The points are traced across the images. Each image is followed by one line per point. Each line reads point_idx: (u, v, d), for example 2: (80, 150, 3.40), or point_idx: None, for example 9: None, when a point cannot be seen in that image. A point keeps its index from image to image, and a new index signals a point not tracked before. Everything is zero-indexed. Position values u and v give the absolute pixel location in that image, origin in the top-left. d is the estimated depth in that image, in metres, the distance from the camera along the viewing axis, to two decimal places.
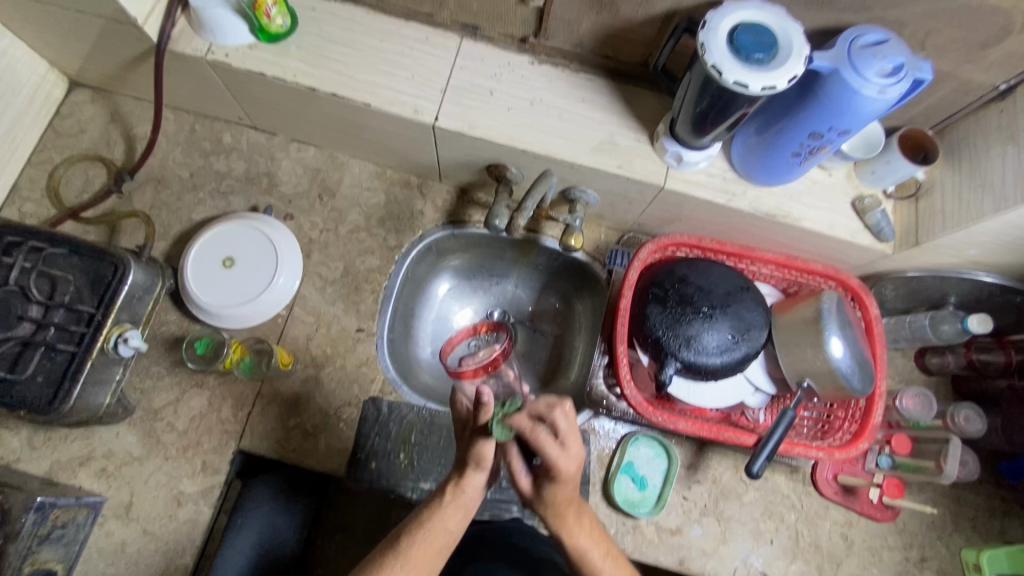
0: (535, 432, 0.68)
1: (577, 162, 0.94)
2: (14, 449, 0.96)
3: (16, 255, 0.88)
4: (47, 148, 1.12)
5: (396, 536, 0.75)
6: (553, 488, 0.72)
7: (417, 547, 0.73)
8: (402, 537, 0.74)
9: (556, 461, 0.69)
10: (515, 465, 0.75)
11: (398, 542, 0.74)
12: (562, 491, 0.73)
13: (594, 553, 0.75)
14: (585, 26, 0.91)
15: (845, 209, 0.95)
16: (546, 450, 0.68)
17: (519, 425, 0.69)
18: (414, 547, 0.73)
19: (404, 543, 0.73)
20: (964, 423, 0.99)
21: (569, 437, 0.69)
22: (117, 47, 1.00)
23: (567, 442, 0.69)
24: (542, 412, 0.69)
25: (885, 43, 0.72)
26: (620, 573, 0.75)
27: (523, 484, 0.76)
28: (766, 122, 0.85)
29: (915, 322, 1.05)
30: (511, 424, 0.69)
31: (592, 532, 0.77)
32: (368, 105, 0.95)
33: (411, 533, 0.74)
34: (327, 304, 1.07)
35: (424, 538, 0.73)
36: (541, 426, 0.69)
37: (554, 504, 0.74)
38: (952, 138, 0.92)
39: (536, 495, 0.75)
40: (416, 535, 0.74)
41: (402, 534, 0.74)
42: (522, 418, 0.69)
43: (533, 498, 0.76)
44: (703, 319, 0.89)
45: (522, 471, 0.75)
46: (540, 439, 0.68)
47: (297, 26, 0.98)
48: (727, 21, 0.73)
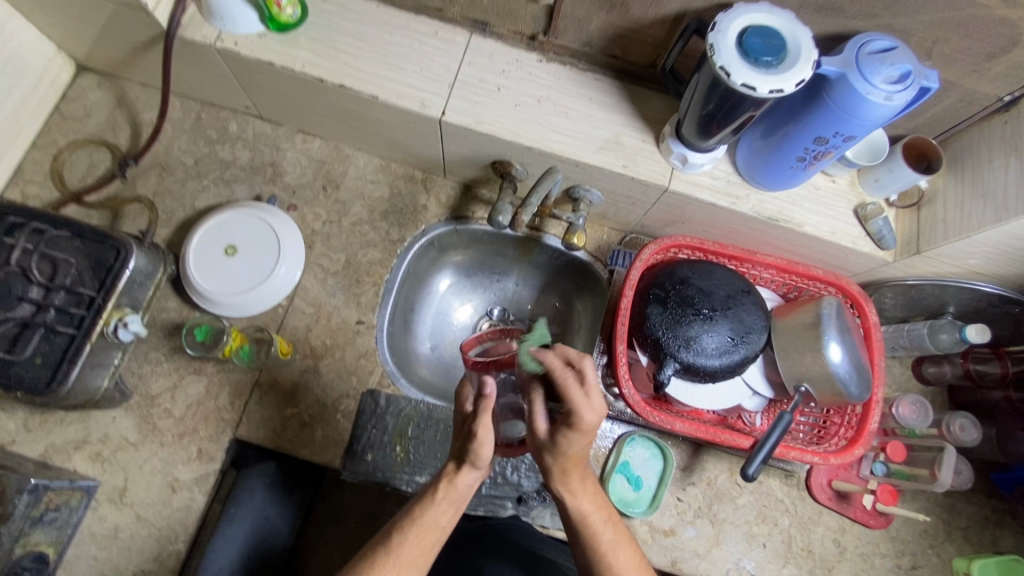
0: (562, 373, 0.71)
1: (582, 161, 0.94)
2: (9, 430, 0.96)
3: (18, 235, 0.88)
4: (53, 131, 1.12)
5: (387, 532, 0.75)
6: (572, 438, 0.71)
7: (408, 543, 0.73)
8: (394, 533, 0.74)
9: (578, 406, 0.69)
10: (534, 407, 0.75)
11: (389, 537, 0.74)
12: (578, 443, 0.72)
13: (593, 516, 0.76)
14: (594, 25, 0.92)
15: (847, 215, 0.96)
16: (569, 393, 0.69)
17: (550, 362, 0.72)
18: (406, 543, 0.73)
19: (397, 537, 0.73)
20: (960, 432, 0.99)
21: (595, 389, 0.70)
22: (126, 32, 1.00)
23: (591, 392, 0.70)
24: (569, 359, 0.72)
25: (893, 50, 0.72)
26: (619, 537, 0.76)
27: (542, 429, 0.74)
28: (772, 126, 0.86)
29: (914, 330, 1.05)
30: (538, 358, 0.73)
31: (593, 496, 0.77)
32: (376, 97, 0.95)
33: (404, 527, 0.74)
34: (328, 295, 1.07)
35: (417, 532, 0.73)
36: (568, 371, 0.71)
37: (564, 457, 0.74)
38: (957, 148, 0.92)
39: (549, 442, 0.74)
40: (407, 530, 0.73)
41: (394, 530, 0.74)
42: (553, 358, 0.72)
43: (546, 447, 0.75)
44: (703, 321, 0.89)
45: (542, 415, 0.74)
46: (563, 379, 0.70)
47: (307, 16, 0.98)
48: (737, 24, 0.74)
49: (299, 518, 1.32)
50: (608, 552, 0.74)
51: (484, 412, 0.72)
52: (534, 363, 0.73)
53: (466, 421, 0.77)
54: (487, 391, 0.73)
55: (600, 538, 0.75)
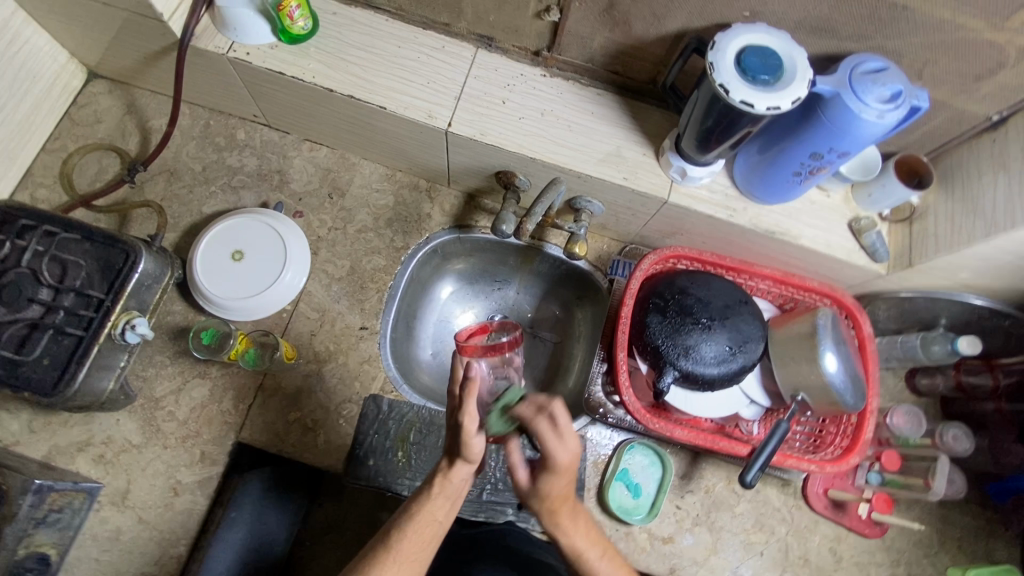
0: (533, 421, 0.70)
1: (585, 172, 0.97)
2: (13, 432, 0.96)
3: (30, 238, 0.90)
4: (63, 136, 1.14)
5: (386, 529, 0.75)
6: (550, 481, 0.71)
7: (407, 541, 0.73)
8: (392, 531, 0.74)
9: (552, 449, 0.69)
10: (512, 459, 0.74)
11: (389, 534, 0.74)
12: (559, 485, 0.72)
13: (588, 551, 0.75)
14: (598, 42, 0.95)
15: (842, 229, 0.98)
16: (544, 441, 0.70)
17: (523, 413, 0.71)
18: (405, 540, 0.73)
19: (395, 537, 0.74)
20: (953, 442, 1.01)
21: (567, 428, 0.70)
22: (140, 41, 1.02)
23: (564, 433, 0.70)
24: (540, 404, 0.72)
25: (885, 71, 0.75)
26: (617, 569, 0.75)
27: (522, 478, 0.74)
28: (769, 141, 0.88)
29: (906, 342, 1.08)
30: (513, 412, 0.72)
31: (586, 530, 0.76)
32: (384, 108, 0.97)
33: (402, 526, 0.74)
34: (332, 301, 1.09)
35: (415, 531, 0.74)
36: (541, 416, 0.71)
37: (550, 499, 0.73)
38: (947, 164, 0.95)
39: (533, 489, 0.73)
40: (405, 528, 0.74)
41: (393, 528, 0.75)
42: (524, 407, 0.72)
43: (530, 495, 0.74)
44: (701, 330, 0.91)
45: (521, 466, 0.74)
46: (538, 427, 0.70)
47: (318, 29, 1.01)
48: (735, 43, 0.77)
49: (297, 524, 1.32)
50: None
51: (471, 407, 0.70)
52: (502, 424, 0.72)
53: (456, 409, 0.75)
54: (472, 371, 0.75)
55: (597, 571, 0.74)
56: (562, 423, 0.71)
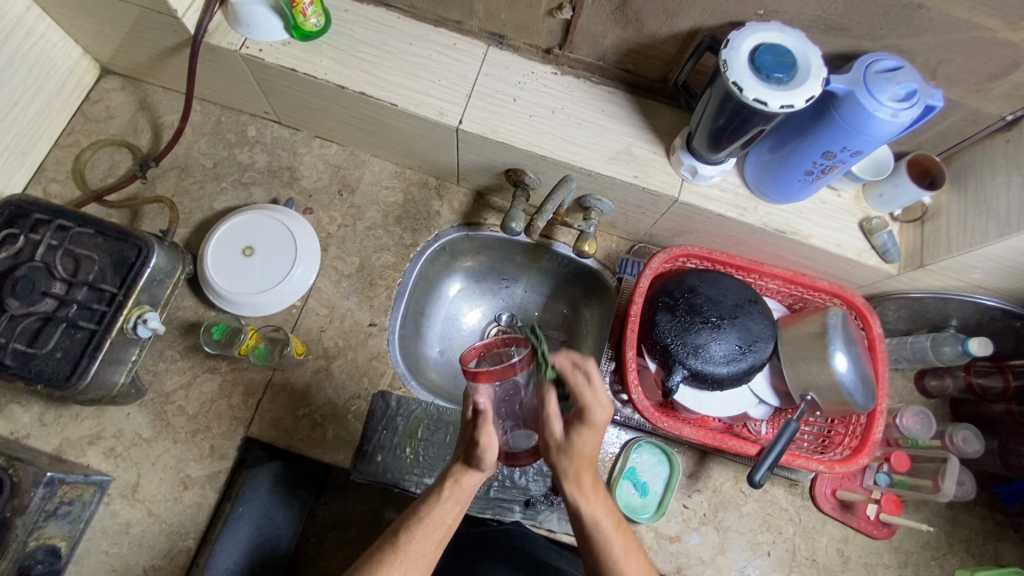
0: (572, 371, 0.72)
1: (595, 170, 0.97)
2: (24, 424, 0.97)
3: (44, 232, 0.91)
4: (76, 132, 1.15)
5: (394, 530, 0.75)
6: (586, 434, 0.71)
7: (414, 542, 0.74)
8: (400, 532, 0.75)
9: (591, 403, 0.70)
10: (550, 409, 0.73)
11: (397, 535, 0.74)
12: (594, 439, 0.72)
13: (606, 523, 0.74)
14: (609, 40, 0.95)
15: (852, 228, 0.98)
16: (584, 392, 0.71)
17: (560, 363, 0.72)
18: (412, 541, 0.74)
19: (403, 537, 0.74)
20: (963, 443, 1.00)
21: (602, 385, 0.72)
22: (153, 37, 1.03)
23: (602, 387, 0.72)
24: (577, 360, 0.73)
25: (900, 70, 0.75)
26: (629, 544, 0.74)
27: (557, 431, 0.72)
28: (781, 140, 0.88)
29: (917, 343, 1.07)
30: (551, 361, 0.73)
31: (606, 502, 0.75)
32: (395, 105, 0.98)
33: (411, 527, 0.74)
34: (341, 297, 1.09)
35: (423, 532, 0.74)
36: (578, 371, 0.72)
37: (580, 458, 0.72)
38: (960, 165, 0.95)
39: (565, 444, 0.72)
40: (414, 530, 0.74)
41: (400, 529, 0.75)
42: (563, 357, 0.73)
43: (561, 449, 0.72)
44: (711, 329, 0.91)
45: (557, 417, 0.72)
46: (575, 380, 0.72)
47: (330, 26, 1.01)
48: (749, 41, 0.77)
49: (303, 519, 1.33)
50: (617, 556, 0.73)
51: (485, 423, 0.71)
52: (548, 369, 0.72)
53: (468, 424, 0.75)
54: (482, 403, 0.70)
55: (613, 547, 0.73)
56: (597, 377, 0.72)
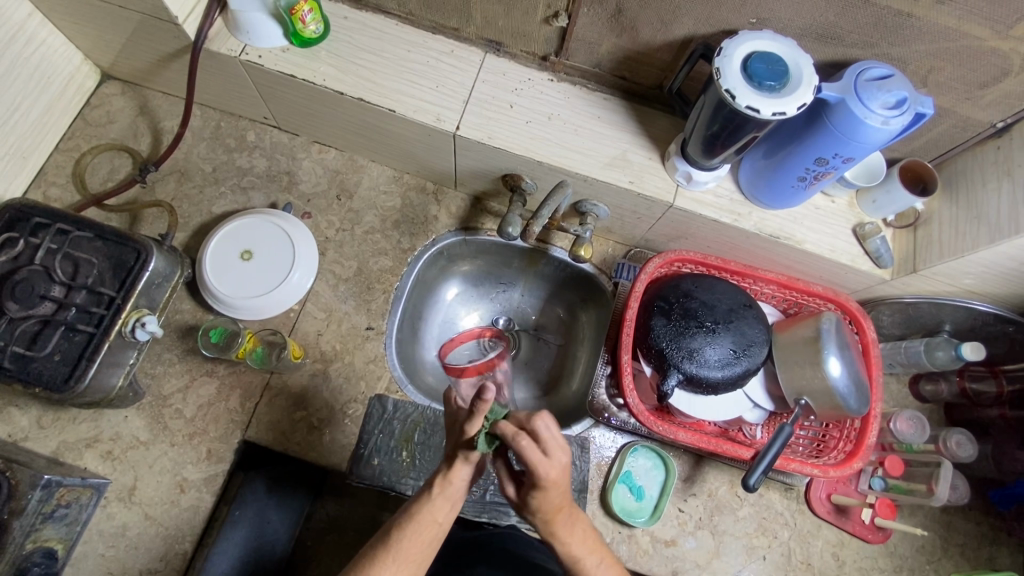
0: (513, 441, 0.66)
1: (590, 176, 0.98)
2: (22, 427, 0.97)
3: (44, 236, 0.91)
4: (76, 136, 1.16)
5: (387, 529, 0.75)
6: (540, 497, 0.69)
7: (407, 541, 0.73)
8: (393, 531, 0.74)
9: (536, 467, 0.65)
10: (501, 474, 0.73)
11: (389, 534, 0.74)
12: (549, 500, 0.69)
13: (586, 560, 0.73)
14: (605, 47, 0.96)
15: (846, 234, 0.99)
16: (527, 458, 0.65)
17: (502, 431, 0.67)
18: (404, 540, 0.73)
19: (395, 535, 0.73)
20: (957, 448, 1.01)
21: (550, 442, 0.66)
22: (154, 43, 1.04)
23: (547, 450, 0.66)
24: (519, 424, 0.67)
25: (890, 78, 0.76)
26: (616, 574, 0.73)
27: (513, 493, 0.72)
28: (774, 146, 0.89)
29: (910, 347, 1.08)
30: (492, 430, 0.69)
31: (585, 538, 0.73)
32: (393, 111, 0.99)
33: (401, 525, 0.74)
34: (339, 301, 1.10)
35: (415, 530, 0.74)
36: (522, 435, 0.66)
37: (543, 512, 0.70)
38: (952, 171, 0.96)
39: (524, 503, 0.72)
40: (406, 528, 0.73)
41: (392, 528, 0.74)
42: (505, 425, 0.67)
43: (522, 506, 0.72)
44: (706, 334, 0.92)
45: (509, 482, 0.72)
46: (518, 445, 0.66)
47: (328, 32, 1.02)
48: (742, 49, 0.78)
49: (301, 522, 1.33)
50: None
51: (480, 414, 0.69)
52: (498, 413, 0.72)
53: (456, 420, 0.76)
54: (487, 396, 0.68)
55: None
56: (547, 438, 0.67)
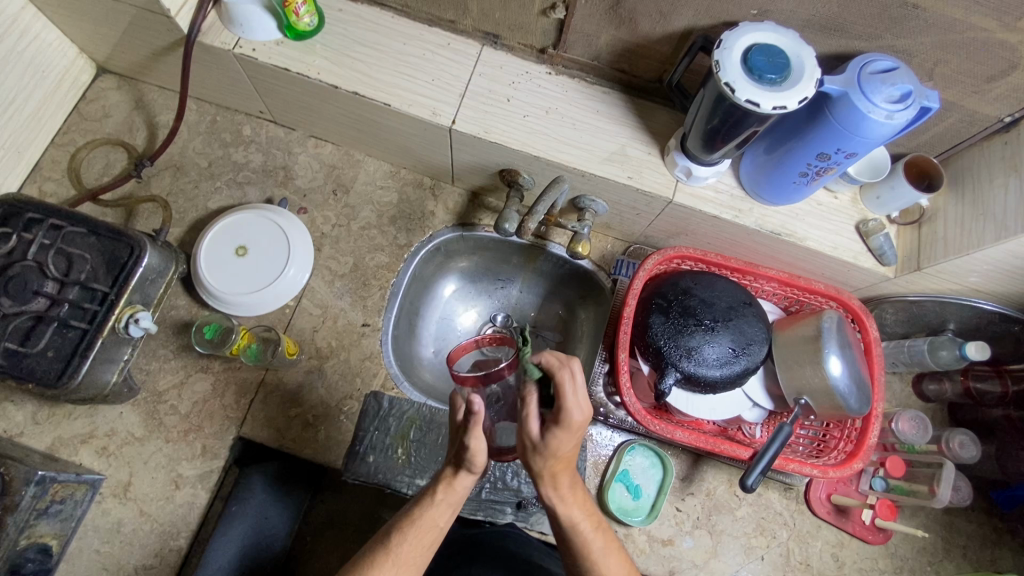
0: (559, 371, 0.66)
1: (588, 171, 0.96)
2: (18, 422, 0.97)
3: (37, 231, 0.91)
4: (72, 131, 1.15)
5: (386, 531, 0.75)
6: (562, 437, 0.67)
7: (407, 544, 0.73)
8: (393, 533, 0.74)
9: (569, 405, 0.65)
10: (528, 409, 0.69)
11: (389, 536, 0.74)
12: (567, 444, 0.68)
13: (583, 525, 0.74)
14: (603, 40, 0.94)
15: (849, 231, 0.97)
16: (566, 392, 0.65)
17: (550, 360, 0.67)
18: (404, 543, 0.73)
19: (396, 539, 0.74)
20: (959, 448, 0.99)
21: (586, 385, 0.68)
22: (148, 36, 1.03)
23: (585, 391, 0.67)
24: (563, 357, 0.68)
25: (895, 71, 0.74)
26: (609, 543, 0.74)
27: (534, 431, 0.69)
28: (776, 141, 0.87)
29: (914, 346, 1.06)
30: (535, 361, 0.69)
31: (583, 503, 0.75)
32: (388, 104, 0.97)
33: (403, 528, 0.74)
34: (335, 297, 1.09)
35: (416, 533, 0.74)
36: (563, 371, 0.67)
37: (553, 459, 0.70)
38: (958, 167, 0.93)
39: (541, 445, 0.69)
40: (406, 530, 0.74)
41: (392, 531, 0.75)
42: (551, 356, 0.68)
43: (534, 450, 0.70)
44: (704, 332, 0.90)
45: (535, 418, 0.69)
46: (563, 377, 0.66)
47: (323, 25, 1.00)
48: (742, 42, 0.76)
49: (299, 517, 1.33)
50: (597, 555, 0.73)
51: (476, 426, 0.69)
52: (534, 365, 0.69)
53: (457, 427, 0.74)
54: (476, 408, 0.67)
55: (592, 545, 0.73)
56: (579, 379, 0.68)
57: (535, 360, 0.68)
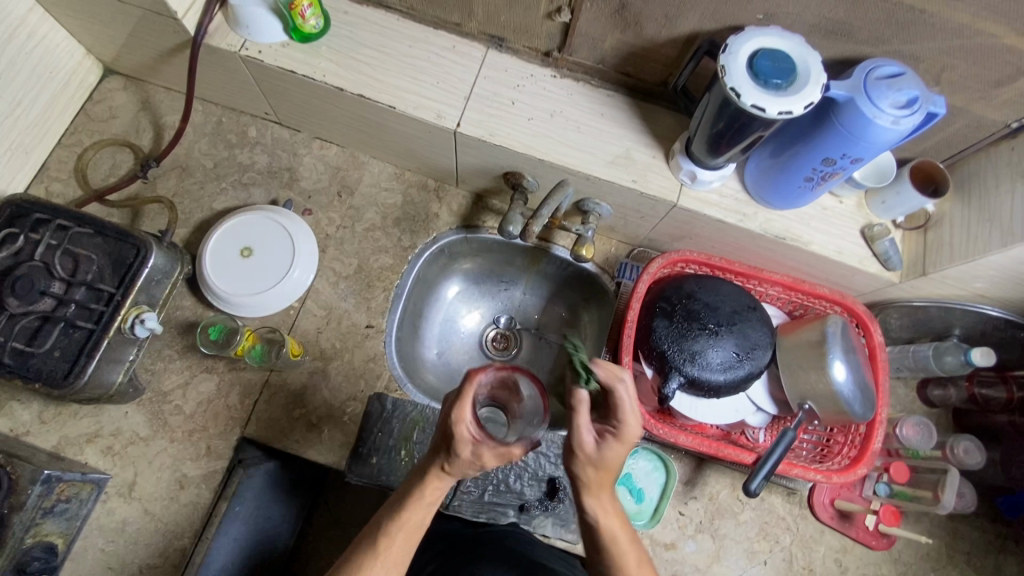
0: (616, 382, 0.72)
1: (593, 174, 0.96)
2: (24, 422, 0.98)
3: (44, 232, 0.91)
4: (79, 131, 1.16)
5: (371, 534, 0.73)
6: (617, 448, 0.70)
7: (392, 545, 0.72)
8: (377, 536, 0.73)
9: (626, 410, 0.72)
10: (579, 422, 0.70)
11: (373, 539, 0.73)
12: (620, 456, 0.71)
13: (621, 535, 0.72)
14: (608, 43, 0.94)
15: (854, 235, 0.97)
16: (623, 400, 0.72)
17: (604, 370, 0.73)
18: (389, 545, 0.72)
19: (382, 541, 0.72)
20: (964, 455, 0.99)
21: (635, 401, 0.73)
22: (155, 38, 1.03)
23: (633, 402, 0.73)
24: (619, 371, 0.74)
25: (901, 76, 0.74)
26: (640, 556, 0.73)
27: (587, 441, 0.70)
28: (781, 145, 0.87)
29: (918, 351, 1.06)
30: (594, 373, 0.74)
31: (620, 512, 0.74)
32: (393, 107, 0.97)
33: (387, 530, 0.73)
34: (339, 299, 1.09)
35: (402, 533, 0.73)
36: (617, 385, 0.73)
37: (605, 472, 0.70)
38: (964, 172, 0.93)
39: (595, 457, 0.70)
40: (390, 533, 0.72)
41: (376, 534, 0.73)
42: (608, 367, 0.73)
43: (586, 460, 0.70)
44: (708, 336, 0.90)
45: (588, 429, 0.70)
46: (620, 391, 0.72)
47: (329, 27, 1.01)
48: (748, 46, 0.76)
49: (301, 517, 1.34)
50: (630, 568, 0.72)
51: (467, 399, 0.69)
52: (585, 383, 0.74)
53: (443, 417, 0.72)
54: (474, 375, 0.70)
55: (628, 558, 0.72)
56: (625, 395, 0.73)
57: (588, 370, 0.75)
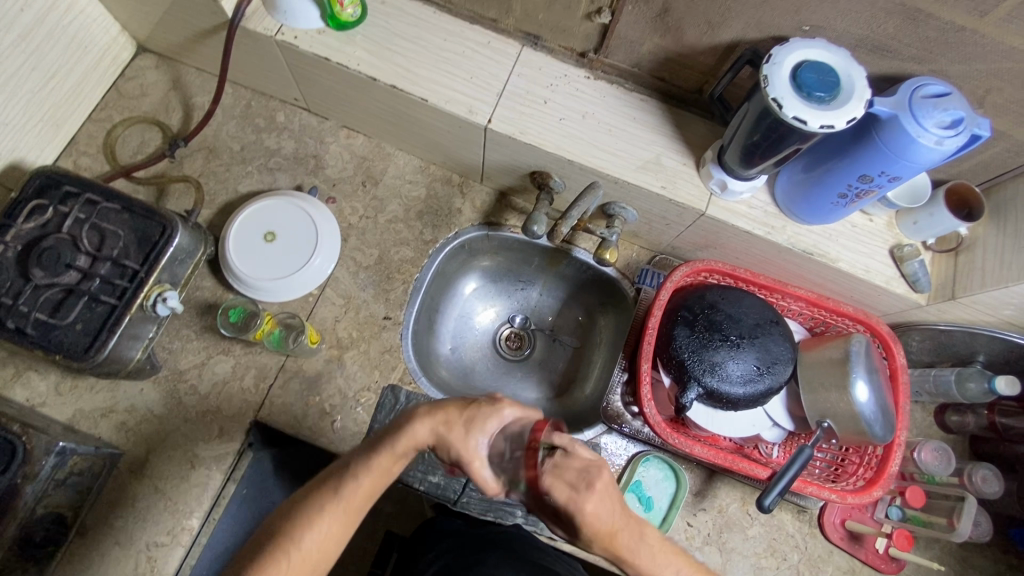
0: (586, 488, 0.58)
1: (622, 178, 0.95)
2: (40, 392, 0.98)
3: (73, 205, 0.92)
4: (109, 107, 1.16)
5: (335, 477, 0.69)
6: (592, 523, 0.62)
7: (358, 490, 0.67)
8: (339, 486, 0.67)
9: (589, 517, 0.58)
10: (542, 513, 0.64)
11: (335, 490, 0.67)
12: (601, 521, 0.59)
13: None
14: (646, 47, 0.93)
15: (882, 255, 0.96)
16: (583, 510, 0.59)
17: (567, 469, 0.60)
18: (354, 491, 0.67)
19: (347, 483, 0.67)
20: (982, 483, 0.98)
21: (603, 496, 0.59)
22: (191, 18, 1.03)
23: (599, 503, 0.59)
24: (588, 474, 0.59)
25: (947, 96, 0.73)
26: None
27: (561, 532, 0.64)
28: (816, 160, 0.86)
29: (940, 376, 1.05)
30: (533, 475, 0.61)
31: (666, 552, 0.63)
32: (425, 100, 0.97)
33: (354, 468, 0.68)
34: (358, 289, 1.09)
35: (368, 470, 0.68)
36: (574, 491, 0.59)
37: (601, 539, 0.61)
38: (1000, 197, 0.92)
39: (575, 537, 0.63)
40: (355, 480, 0.68)
41: (340, 484, 0.68)
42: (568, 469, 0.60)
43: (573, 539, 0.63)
44: (729, 348, 0.89)
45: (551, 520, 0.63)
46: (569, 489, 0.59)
47: (366, 17, 1.01)
48: (792, 58, 0.75)
49: None
50: None
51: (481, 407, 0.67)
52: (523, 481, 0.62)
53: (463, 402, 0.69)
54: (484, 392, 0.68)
55: None
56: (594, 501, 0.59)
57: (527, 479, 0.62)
